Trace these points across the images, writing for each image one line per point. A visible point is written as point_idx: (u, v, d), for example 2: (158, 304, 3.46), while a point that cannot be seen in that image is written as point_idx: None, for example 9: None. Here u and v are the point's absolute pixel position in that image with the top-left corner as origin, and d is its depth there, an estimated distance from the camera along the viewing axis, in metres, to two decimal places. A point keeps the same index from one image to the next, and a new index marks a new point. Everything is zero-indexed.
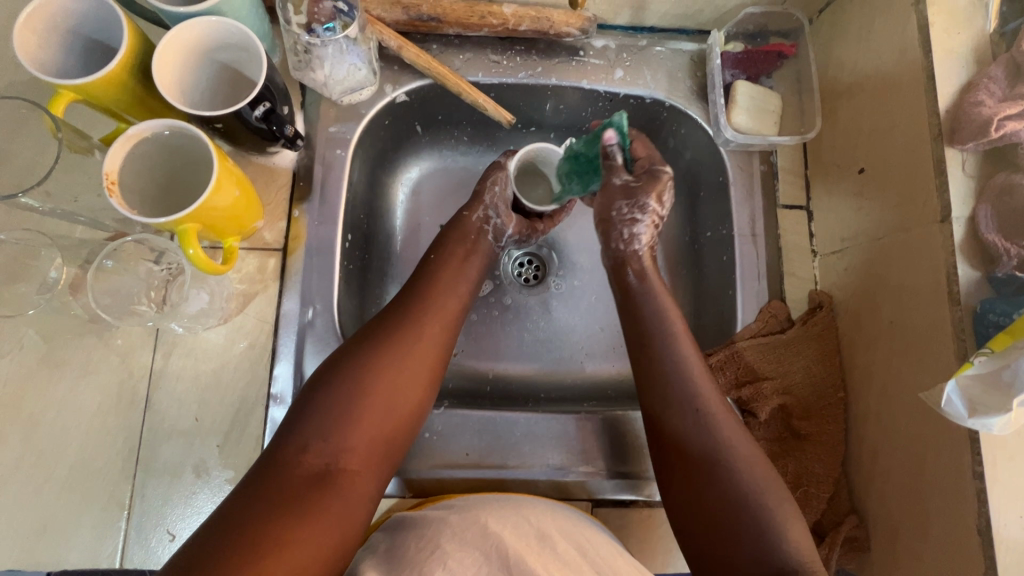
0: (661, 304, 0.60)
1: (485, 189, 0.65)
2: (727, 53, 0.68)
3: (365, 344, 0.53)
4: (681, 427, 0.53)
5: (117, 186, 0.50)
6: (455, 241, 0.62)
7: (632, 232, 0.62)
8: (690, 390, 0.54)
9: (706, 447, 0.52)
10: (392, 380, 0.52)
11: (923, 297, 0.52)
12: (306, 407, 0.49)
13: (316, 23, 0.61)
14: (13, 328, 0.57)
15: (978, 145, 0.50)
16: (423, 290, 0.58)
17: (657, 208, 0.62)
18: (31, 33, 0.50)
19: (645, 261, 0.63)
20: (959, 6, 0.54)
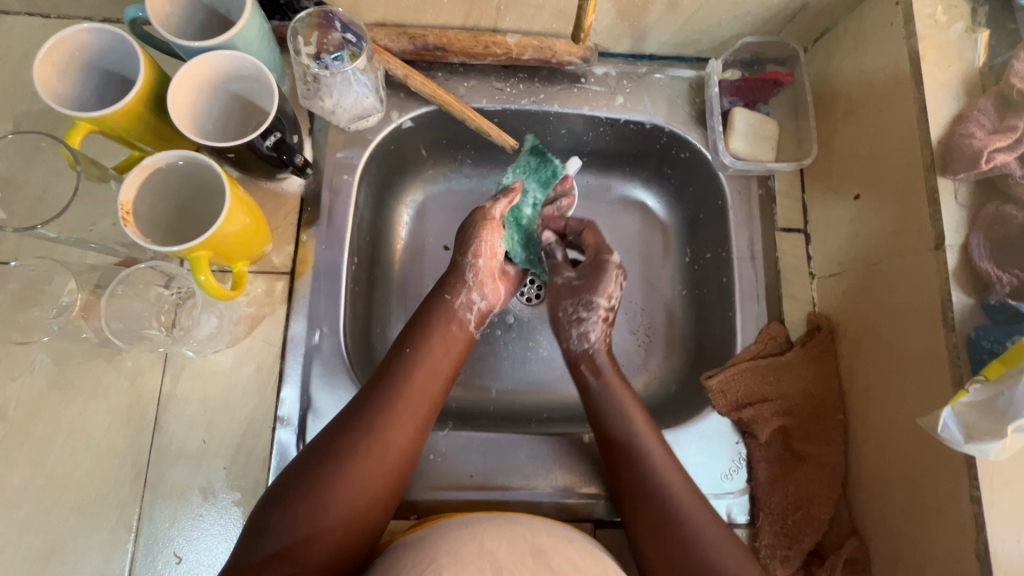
0: (625, 404, 0.61)
1: (469, 264, 0.64)
2: (725, 81, 0.70)
3: (331, 446, 0.51)
4: (652, 521, 0.54)
5: (131, 216, 0.50)
6: (433, 328, 0.61)
7: (585, 326, 0.66)
8: (658, 478, 0.56)
9: (679, 534, 0.53)
10: (355, 488, 0.50)
11: (918, 335, 0.53)
12: (267, 517, 0.48)
13: (326, 54, 0.62)
14: (26, 351, 0.58)
15: (969, 175, 0.51)
16: (394, 384, 0.56)
17: (605, 300, 0.66)
18: (50, 67, 0.51)
19: (602, 354, 0.66)
20: (949, 40, 0.56)
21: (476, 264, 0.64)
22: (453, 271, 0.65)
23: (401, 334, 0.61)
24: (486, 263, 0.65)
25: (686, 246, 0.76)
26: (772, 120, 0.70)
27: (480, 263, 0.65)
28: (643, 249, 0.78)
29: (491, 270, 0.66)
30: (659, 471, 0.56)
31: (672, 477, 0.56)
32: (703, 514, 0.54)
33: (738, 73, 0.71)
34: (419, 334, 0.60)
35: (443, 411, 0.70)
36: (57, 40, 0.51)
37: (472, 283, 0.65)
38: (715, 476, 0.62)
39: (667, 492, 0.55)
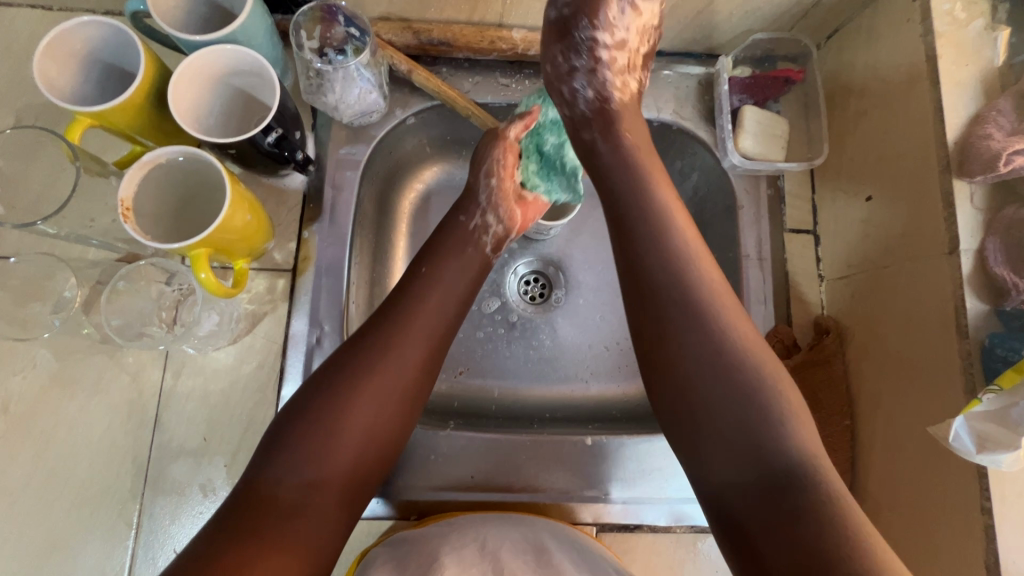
0: (671, 218, 0.51)
1: (482, 185, 0.63)
2: (735, 78, 0.68)
3: (342, 369, 0.50)
4: (674, 351, 0.47)
5: (132, 213, 0.51)
6: (448, 247, 0.59)
7: (579, 75, 0.57)
8: (695, 307, 0.47)
9: (702, 363, 0.46)
10: (369, 414, 0.49)
11: (930, 339, 0.52)
12: (277, 444, 0.47)
13: (330, 49, 0.62)
14: (27, 347, 0.58)
15: (986, 178, 0.50)
16: (407, 306, 0.54)
17: (606, 35, 0.56)
18: (51, 62, 0.51)
19: (614, 106, 0.57)
20: (967, 38, 0.54)
21: (490, 184, 0.63)
22: (468, 194, 0.63)
23: (416, 258, 0.59)
24: (506, 187, 0.63)
25: None
26: (783, 119, 0.68)
27: (493, 182, 0.63)
28: None
29: (507, 194, 0.64)
30: (705, 297, 0.48)
31: (703, 313, 0.47)
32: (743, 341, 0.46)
33: (748, 70, 0.69)
34: (433, 257, 0.58)
35: (445, 410, 0.69)
36: (58, 34, 0.50)
37: (488, 202, 0.63)
38: None
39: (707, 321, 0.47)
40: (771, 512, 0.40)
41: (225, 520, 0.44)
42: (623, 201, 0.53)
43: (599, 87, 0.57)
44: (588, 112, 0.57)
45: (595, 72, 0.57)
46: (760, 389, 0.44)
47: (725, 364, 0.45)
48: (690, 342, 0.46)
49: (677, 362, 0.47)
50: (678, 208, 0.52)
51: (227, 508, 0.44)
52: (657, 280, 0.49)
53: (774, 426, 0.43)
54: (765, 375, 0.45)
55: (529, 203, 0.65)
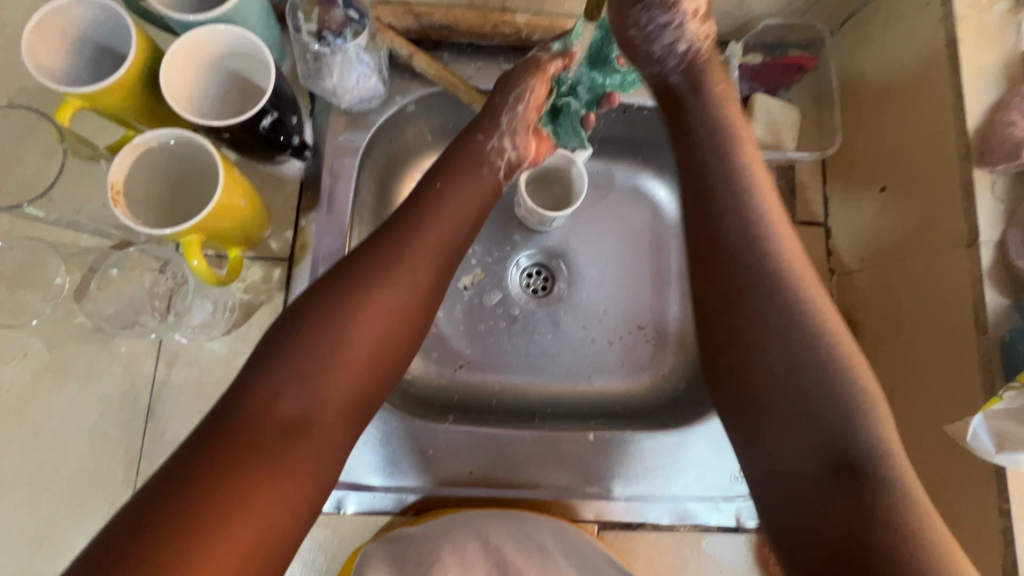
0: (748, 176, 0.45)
1: (505, 106, 0.57)
2: (745, 64, 0.66)
3: (348, 278, 0.44)
4: (738, 319, 0.42)
5: (122, 197, 0.49)
6: (466, 162, 0.54)
7: (660, 47, 0.51)
8: (771, 272, 0.42)
9: (773, 336, 0.40)
10: (377, 330, 0.44)
11: (945, 335, 0.51)
12: (272, 357, 0.41)
13: (328, 32, 0.59)
14: (18, 335, 0.56)
15: (1009, 167, 0.48)
16: (420, 217, 0.49)
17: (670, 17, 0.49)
18: (42, 42, 0.50)
19: (704, 67, 0.51)
20: (990, 22, 0.52)
21: (515, 110, 0.57)
22: (490, 112, 0.57)
23: (431, 170, 0.54)
24: (529, 113, 0.58)
25: None
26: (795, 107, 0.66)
27: (518, 109, 0.57)
28: (654, 240, 0.76)
29: (529, 121, 0.58)
30: (783, 263, 0.42)
31: (776, 279, 0.41)
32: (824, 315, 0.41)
33: (758, 57, 0.67)
34: (451, 170, 0.53)
35: (444, 405, 0.68)
36: (48, 13, 0.49)
37: (509, 125, 0.57)
38: (725, 478, 0.61)
39: (782, 289, 0.41)
40: (838, 503, 0.36)
41: (206, 438, 0.37)
42: (698, 164, 0.47)
43: (687, 47, 0.50)
44: (679, 78, 0.51)
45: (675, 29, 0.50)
46: (835, 370, 0.39)
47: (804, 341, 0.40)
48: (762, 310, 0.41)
49: (738, 333, 0.42)
50: (761, 168, 0.46)
51: (208, 426, 0.38)
52: (728, 243, 0.43)
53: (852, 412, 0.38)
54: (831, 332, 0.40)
55: (541, 139, 0.61)
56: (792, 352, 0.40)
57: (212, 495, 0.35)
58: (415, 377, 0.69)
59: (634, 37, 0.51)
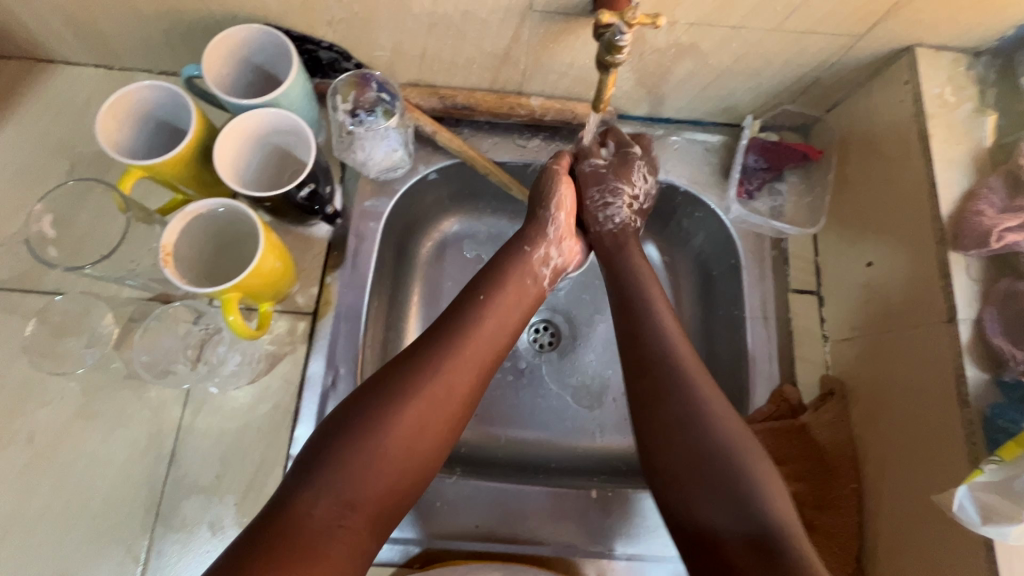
0: (652, 305, 0.58)
1: (551, 219, 0.63)
2: (755, 139, 0.72)
3: (391, 387, 0.49)
4: (678, 409, 0.50)
5: (171, 258, 0.54)
6: (509, 276, 0.59)
7: (611, 211, 0.65)
8: (685, 378, 0.52)
9: (701, 428, 0.49)
10: (410, 435, 0.48)
11: (931, 406, 0.54)
12: (316, 461, 0.45)
13: (362, 110, 0.67)
14: (58, 380, 0.61)
15: (980, 251, 0.53)
16: (461, 330, 0.54)
17: (630, 190, 0.65)
18: (112, 119, 0.56)
19: (632, 233, 0.66)
20: (958, 119, 0.59)
21: (555, 217, 0.63)
22: (534, 224, 0.63)
23: (474, 280, 0.59)
24: (566, 219, 0.64)
25: (698, 302, 0.78)
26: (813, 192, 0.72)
27: (556, 216, 0.63)
28: None
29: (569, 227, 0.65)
30: (688, 368, 0.53)
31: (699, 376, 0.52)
32: (709, 392, 0.51)
33: (773, 137, 0.74)
34: (493, 280, 0.58)
35: (452, 456, 0.70)
36: (119, 96, 0.55)
37: (552, 238, 0.63)
38: None
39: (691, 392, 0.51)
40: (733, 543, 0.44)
41: (251, 541, 0.40)
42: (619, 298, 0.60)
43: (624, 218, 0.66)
44: (611, 236, 0.65)
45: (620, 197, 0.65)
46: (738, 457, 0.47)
47: (709, 423, 0.49)
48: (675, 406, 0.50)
49: (676, 428, 0.50)
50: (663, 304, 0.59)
51: (254, 530, 0.41)
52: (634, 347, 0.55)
53: (743, 478, 0.46)
54: (728, 427, 0.49)
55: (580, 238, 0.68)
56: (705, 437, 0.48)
57: None
58: None
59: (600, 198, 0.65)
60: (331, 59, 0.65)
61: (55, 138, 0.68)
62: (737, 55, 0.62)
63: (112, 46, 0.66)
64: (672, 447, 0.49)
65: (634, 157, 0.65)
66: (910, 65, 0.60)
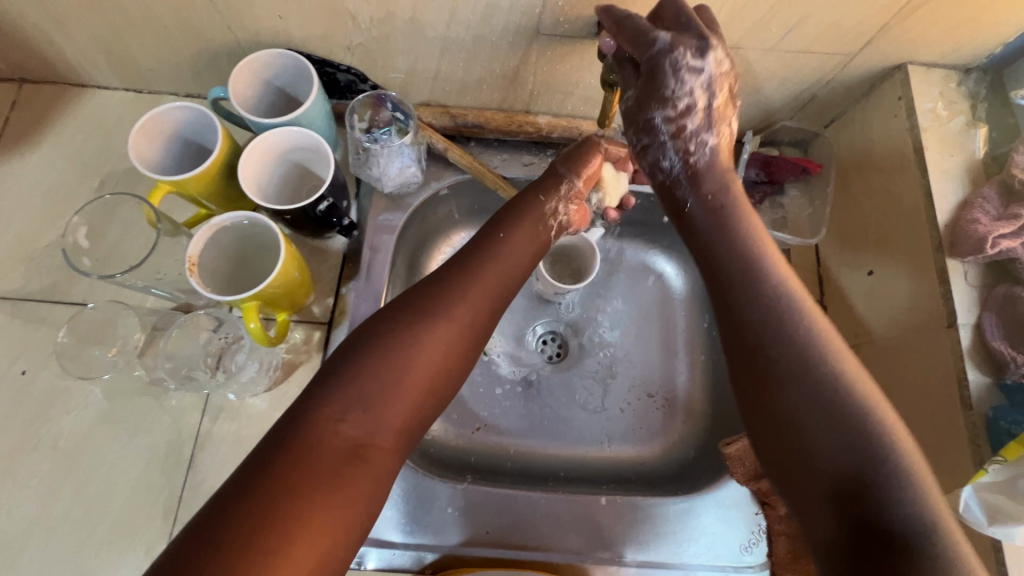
0: (758, 244, 0.48)
1: (565, 177, 0.63)
2: (755, 154, 0.73)
3: (413, 310, 0.48)
4: (783, 367, 0.42)
5: (197, 268, 0.57)
6: (526, 217, 0.58)
7: (663, 153, 0.54)
8: (796, 334, 0.43)
9: (816, 392, 0.40)
10: (434, 356, 0.46)
11: (936, 410, 0.54)
12: (341, 375, 0.43)
13: (377, 129, 0.69)
14: (83, 387, 0.63)
15: (977, 258, 0.55)
16: (480, 261, 0.53)
17: (704, 104, 0.51)
18: (143, 138, 0.59)
19: (717, 163, 0.53)
20: (951, 133, 0.61)
21: (674, 56, 0.49)
22: (551, 178, 0.63)
23: (492, 219, 0.58)
24: (583, 183, 0.64)
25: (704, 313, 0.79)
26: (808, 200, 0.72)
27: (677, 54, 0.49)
28: (664, 313, 0.82)
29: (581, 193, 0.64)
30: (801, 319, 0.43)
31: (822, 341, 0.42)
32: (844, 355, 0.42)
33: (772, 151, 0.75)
34: (511, 220, 0.57)
35: (463, 464, 0.72)
36: (151, 116, 0.59)
37: (565, 195, 0.63)
38: (734, 549, 0.62)
39: (803, 350, 0.42)
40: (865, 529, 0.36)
41: (270, 457, 0.38)
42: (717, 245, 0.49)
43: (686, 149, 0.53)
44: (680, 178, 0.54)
45: (676, 139, 0.53)
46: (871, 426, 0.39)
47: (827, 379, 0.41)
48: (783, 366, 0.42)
49: (774, 386, 0.42)
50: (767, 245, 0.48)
51: (276, 441, 0.39)
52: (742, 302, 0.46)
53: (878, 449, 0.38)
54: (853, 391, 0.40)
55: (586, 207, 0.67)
56: (814, 386, 0.41)
57: (281, 513, 0.36)
58: (435, 438, 0.72)
59: (645, 142, 0.55)
60: (348, 81, 0.69)
61: (86, 157, 0.72)
62: (736, 73, 0.64)
63: (142, 71, 0.70)
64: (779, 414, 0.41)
65: (665, 54, 0.49)
66: (904, 81, 0.63)
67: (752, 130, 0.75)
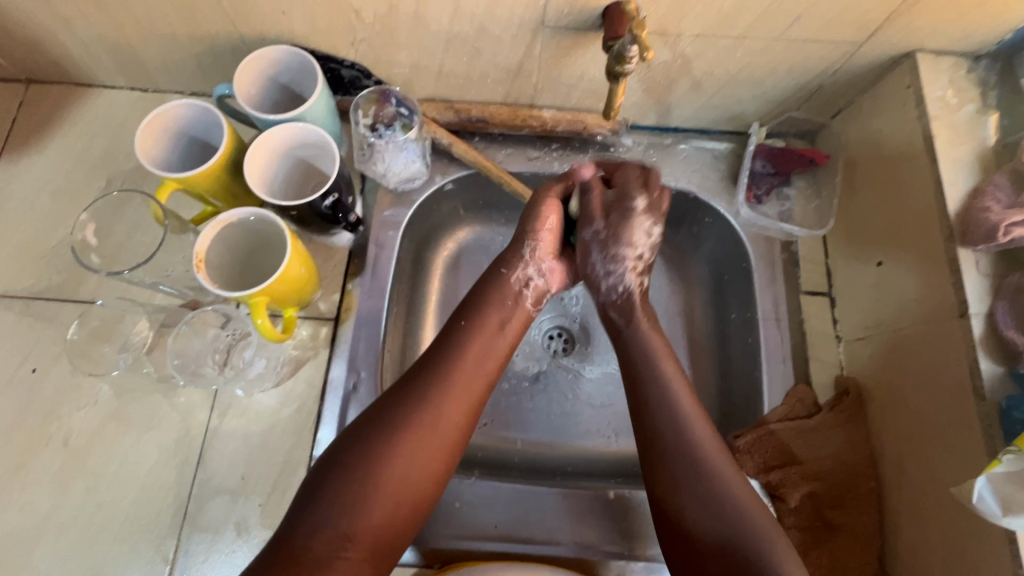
0: (660, 362, 0.58)
1: (530, 239, 0.63)
2: (762, 145, 0.74)
3: (382, 424, 0.50)
4: (683, 459, 0.51)
5: (204, 264, 0.57)
6: (492, 302, 0.60)
7: (614, 276, 0.63)
8: (681, 424, 0.53)
9: (699, 478, 0.50)
10: (407, 466, 0.49)
11: (946, 402, 0.54)
12: (317, 490, 0.47)
13: (381, 125, 0.69)
14: (92, 383, 0.63)
15: (988, 246, 0.54)
16: (451, 358, 0.56)
17: (632, 250, 0.62)
18: (150, 136, 0.59)
19: (637, 298, 0.62)
20: (960, 121, 0.60)
21: (595, 228, 0.62)
22: (510, 247, 0.64)
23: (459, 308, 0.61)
24: (548, 239, 0.64)
25: (710, 307, 0.79)
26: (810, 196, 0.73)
27: (594, 223, 0.62)
28: (670, 308, 0.80)
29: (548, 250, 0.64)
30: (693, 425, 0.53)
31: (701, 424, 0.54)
32: (716, 456, 0.52)
33: (780, 142, 0.75)
34: (476, 309, 0.60)
35: (470, 460, 0.71)
36: (158, 114, 0.59)
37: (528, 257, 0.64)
38: None
39: (696, 446, 0.52)
40: None
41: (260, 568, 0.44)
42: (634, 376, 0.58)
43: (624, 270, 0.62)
44: (613, 305, 0.63)
45: (608, 245, 0.62)
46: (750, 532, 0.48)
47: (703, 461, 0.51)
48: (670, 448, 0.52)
49: (677, 488, 0.51)
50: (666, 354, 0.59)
51: (266, 556, 0.45)
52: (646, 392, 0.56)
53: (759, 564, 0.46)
54: (737, 491, 0.50)
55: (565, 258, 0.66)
56: (706, 499, 0.49)
57: None
58: None
59: (586, 237, 0.62)
60: (352, 77, 0.69)
61: (93, 156, 0.72)
62: (742, 64, 0.64)
63: (147, 69, 0.71)
64: (677, 509, 0.50)
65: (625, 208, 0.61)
66: (912, 70, 0.62)
67: (758, 121, 0.74)
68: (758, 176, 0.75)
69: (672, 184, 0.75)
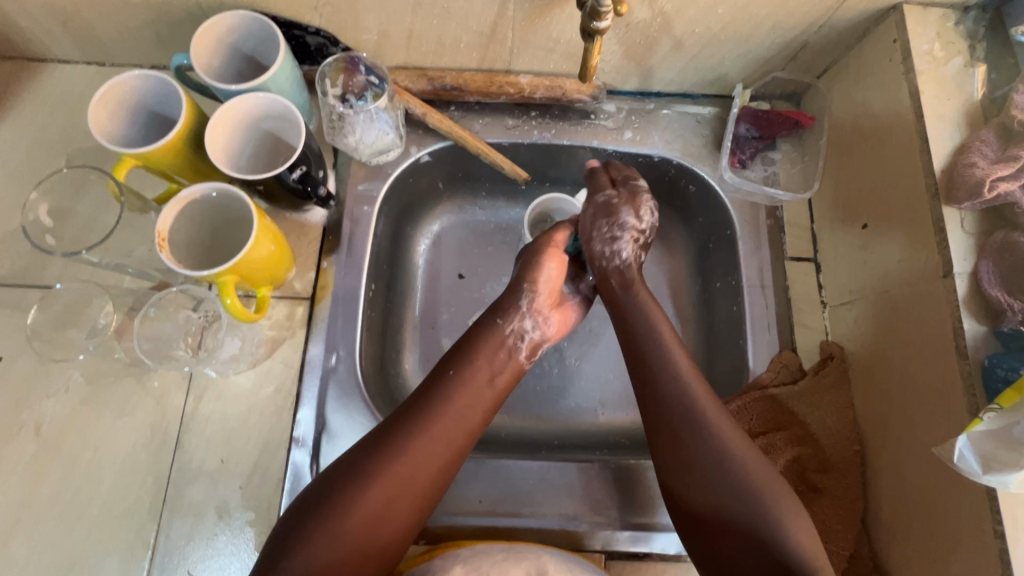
0: (668, 346, 0.59)
1: (528, 291, 0.63)
2: (746, 108, 0.72)
3: (358, 476, 0.50)
4: (683, 424, 0.54)
5: (167, 242, 0.54)
6: (480, 352, 0.59)
7: (616, 245, 0.64)
8: (691, 402, 0.55)
9: (698, 427, 0.54)
10: (377, 514, 0.50)
11: (930, 387, 0.53)
12: (293, 535, 0.48)
13: (351, 95, 0.67)
14: (62, 369, 0.61)
15: (974, 204, 0.53)
16: (438, 411, 0.55)
17: (637, 222, 0.64)
18: (104, 111, 0.57)
19: (637, 272, 0.64)
20: (947, 75, 0.58)
21: (607, 193, 0.65)
22: (510, 295, 0.63)
23: (448, 352, 0.60)
24: (545, 296, 0.63)
25: (696, 276, 0.77)
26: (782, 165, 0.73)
27: (605, 190, 0.65)
28: (656, 278, 0.79)
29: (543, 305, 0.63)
30: (721, 432, 0.53)
31: (720, 421, 0.54)
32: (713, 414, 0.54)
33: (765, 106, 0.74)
34: (464, 356, 0.59)
35: None
36: (112, 86, 0.56)
37: (527, 309, 0.63)
38: None
39: (707, 429, 0.53)
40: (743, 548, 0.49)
41: None
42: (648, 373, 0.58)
43: (634, 241, 0.64)
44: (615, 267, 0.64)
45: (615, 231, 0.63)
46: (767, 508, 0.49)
47: (704, 430, 0.53)
48: (682, 427, 0.54)
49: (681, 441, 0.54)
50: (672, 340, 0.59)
51: None
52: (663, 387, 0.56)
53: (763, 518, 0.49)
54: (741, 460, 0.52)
55: (562, 309, 0.66)
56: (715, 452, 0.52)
57: None
58: None
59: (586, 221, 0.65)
60: (318, 45, 0.66)
61: (50, 136, 0.69)
62: (723, 22, 0.61)
63: (101, 41, 0.67)
64: (696, 493, 0.52)
65: (642, 193, 0.65)
66: (898, 23, 0.60)
67: (742, 84, 0.72)
68: (739, 139, 0.73)
69: (655, 151, 0.73)
